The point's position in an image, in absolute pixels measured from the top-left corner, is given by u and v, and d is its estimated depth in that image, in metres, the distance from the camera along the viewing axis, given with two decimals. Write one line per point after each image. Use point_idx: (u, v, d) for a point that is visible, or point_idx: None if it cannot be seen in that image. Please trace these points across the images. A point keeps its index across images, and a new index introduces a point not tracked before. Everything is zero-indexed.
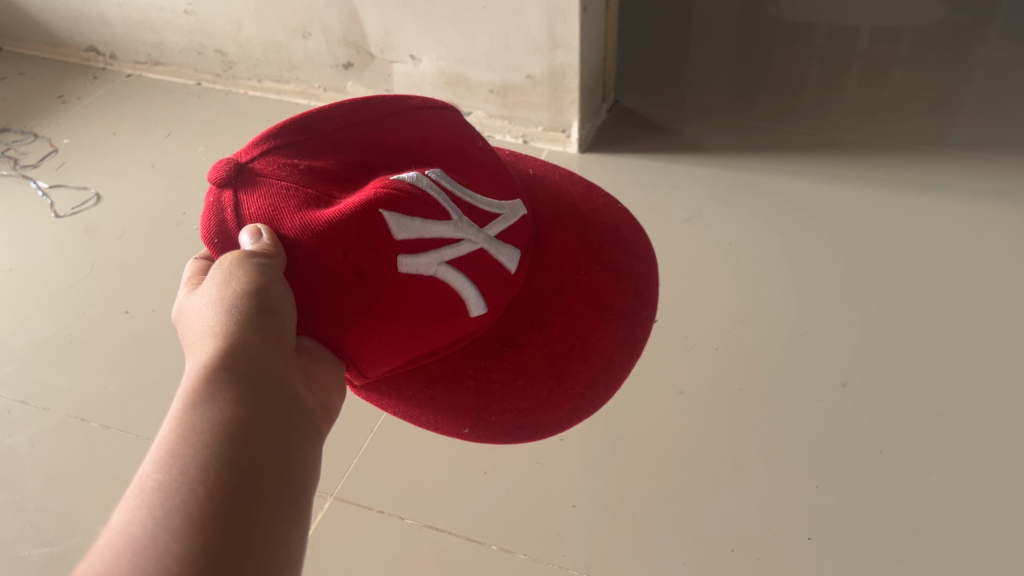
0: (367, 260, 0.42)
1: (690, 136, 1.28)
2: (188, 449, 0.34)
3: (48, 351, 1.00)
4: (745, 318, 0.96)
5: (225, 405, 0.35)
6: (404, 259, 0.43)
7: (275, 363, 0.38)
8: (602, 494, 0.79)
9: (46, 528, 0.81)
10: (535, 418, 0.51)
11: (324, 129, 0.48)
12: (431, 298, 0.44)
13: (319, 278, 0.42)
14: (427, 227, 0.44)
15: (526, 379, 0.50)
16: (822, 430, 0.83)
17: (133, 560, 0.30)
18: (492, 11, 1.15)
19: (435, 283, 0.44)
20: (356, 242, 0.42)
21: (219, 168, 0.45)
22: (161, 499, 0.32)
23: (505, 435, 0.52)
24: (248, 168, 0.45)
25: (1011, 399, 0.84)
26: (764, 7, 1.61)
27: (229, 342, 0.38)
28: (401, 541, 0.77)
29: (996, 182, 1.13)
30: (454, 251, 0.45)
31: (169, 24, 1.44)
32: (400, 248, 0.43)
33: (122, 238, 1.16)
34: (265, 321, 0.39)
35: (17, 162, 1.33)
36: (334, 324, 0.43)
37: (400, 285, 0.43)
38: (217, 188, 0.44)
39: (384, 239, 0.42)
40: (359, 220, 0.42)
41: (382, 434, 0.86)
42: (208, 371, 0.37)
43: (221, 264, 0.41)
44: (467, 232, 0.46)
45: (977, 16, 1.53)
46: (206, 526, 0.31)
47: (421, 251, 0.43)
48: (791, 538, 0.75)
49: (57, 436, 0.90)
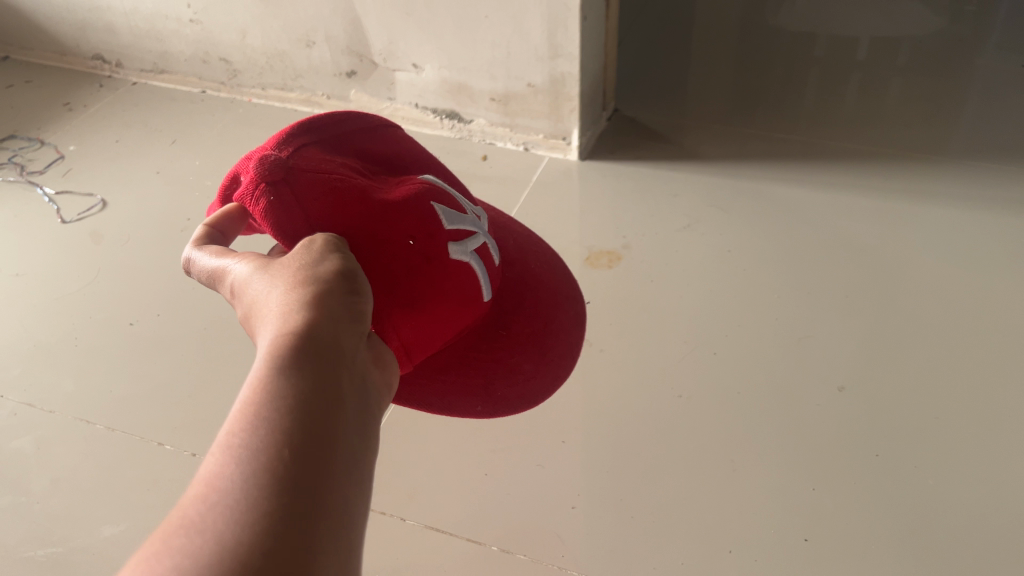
0: (428, 244, 0.49)
1: (690, 144, 1.30)
2: (272, 413, 0.35)
3: (54, 354, 1.01)
4: (743, 322, 0.97)
5: (309, 375, 0.37)
6: (453, 246, 0.50)
7: (350, 339, 0.40)
8: (602, 496, 0.80)
9: (52, 529, 0.82)
10: (532, 386, 0.57)
11: (322, 138, 0.52)
12: (465, 281, 0.51)
13: (391, 262, 0.48)
14: (461, 220, 0.52)
15: (519, 355, 0.56)
16: (820, 433, 0.84)
17: (226, 512, 0.32)
18: (494, 20, 1.16)
19: (471, 269, 0.52)
20: (418, 229, 0.49)
21: (265, 162, 0.47)
22: (247, 460, 0.33)
23: (507, 407, 0.57)
24: (291, 163, 0.48)
25: (1007, 402, 0.85)
26: (763, 18, 1.63)
27: (309, 314, 0.39)
28: (403, 542, 0.78)
29: (992, 190, 1.14)
30: (480, 240, 0.53)
31: (174, 32, 1.46)
32: (447, 236, 0.50)
33: (127, 244, 1.17)
34: (341, 299, 0.41)
35: (23, 169, 1.34)
36: (404, 305, 0.48)
37: (449, 268, 0.50)
38: (271, 180, 0.46)
39: (433, 229, 0.50)
40: (419, 210, 0.49)
41: (382, 437, 0.88)
42: (291, 340, 0.38)
43: (303, 250, 0.44)
44: (482, 226, 0.55)
45: (974, 27, 1.55)
46: (291, 489, 0.32)
47: (463, 237, 0.51)
48: (789, 539, 0.75)
49: (62, 438, 0.91)
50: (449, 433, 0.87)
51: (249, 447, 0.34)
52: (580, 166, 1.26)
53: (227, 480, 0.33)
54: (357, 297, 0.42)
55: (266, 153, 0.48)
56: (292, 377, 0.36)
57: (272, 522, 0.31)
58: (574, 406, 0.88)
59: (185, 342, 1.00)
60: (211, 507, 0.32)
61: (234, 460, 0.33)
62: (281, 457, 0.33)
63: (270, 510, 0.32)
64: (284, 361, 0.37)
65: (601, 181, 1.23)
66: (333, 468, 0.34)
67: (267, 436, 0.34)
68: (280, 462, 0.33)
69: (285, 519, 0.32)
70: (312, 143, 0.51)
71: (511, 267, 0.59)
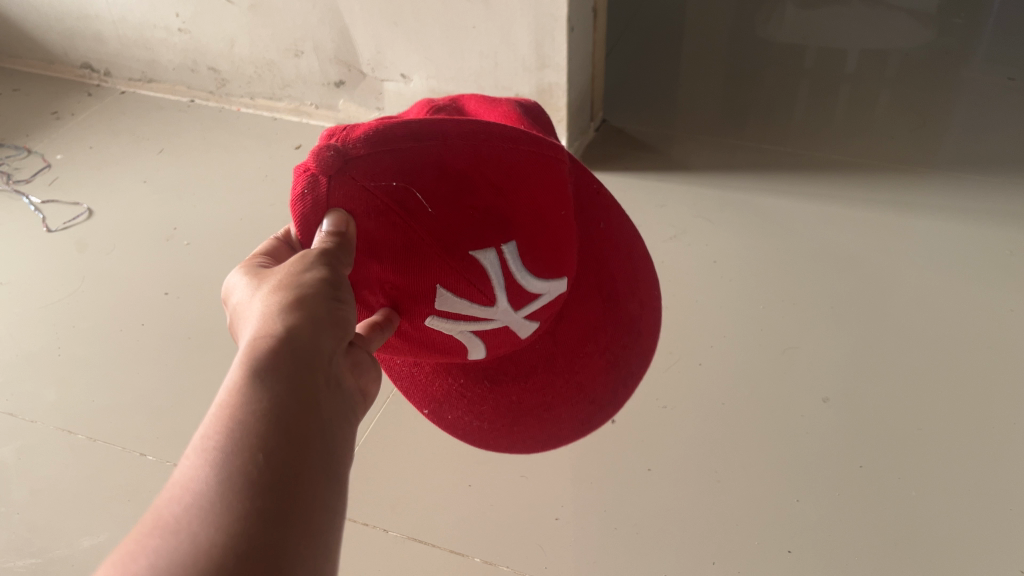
0: (405, 301, 0.45)
1: (678, 154, 1.30)
2: (231, 415, 0.31)
3: (37, 364, 1.00)
4: (729, 332, 0.97)
5: (278, 379, 0.32)
6: (432, 318, 0.46)
7: (331, 339, 0.36)
8: (586, 507, 0.80)
9: (31, 540, 0.81)
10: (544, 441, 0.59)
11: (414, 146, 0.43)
12: (444, 344, 0.49)
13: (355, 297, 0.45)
14: (470, 301, 0.46)
15: (494, 408, 0.56)
16: (805, 446, 0.84)
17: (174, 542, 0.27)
18: (481, 31, 1.17)
19: (451, 336, 0.48)
20: (410, 290, 0.45)
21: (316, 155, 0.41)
22: (199, 472, 0.29)
23: (484, 434, 0.59)
24: (337, 166, 0.41)
25: (991, 413, 0.85)
26: (752, 30, 1.64)
27: (290, 311, 0.36)
28: (384, 553, 0.78)
29: (978, 202, 1.14)
30: (479, 325, 0.48)
31: (163, 42, 1.46)
32: (433, 312, 0.46)
33: (113, 253, 1.17)
34: (320, 307, 0.36)
35: (10, 177, 1.34)
36: None
37: (424, 330, 0.47)
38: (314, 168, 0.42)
39: (417, 307, 0.45)
40: (420, 275, 0.44)
41: (365, 449, 0.87)
42: (266, 337, 0.34)
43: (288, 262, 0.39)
44: (497, 317, 0.48)
45: (962, 39, 1.56)
46: (241, 500, 0.28)
47: (452, 319, 0.47)
48: (772, 550, 0.75)
49: (45, 448, 0.90)
50: (433, 445, 0.87)
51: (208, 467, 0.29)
52: None
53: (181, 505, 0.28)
54: (341, 305, 0.37)
55: (339, 149, 0.41)
56: (261, 373, 0.32)
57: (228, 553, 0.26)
58: None
59: (169, 352, 1.00)
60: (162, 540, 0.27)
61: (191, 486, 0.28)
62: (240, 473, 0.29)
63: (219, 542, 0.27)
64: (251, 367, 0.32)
65: None
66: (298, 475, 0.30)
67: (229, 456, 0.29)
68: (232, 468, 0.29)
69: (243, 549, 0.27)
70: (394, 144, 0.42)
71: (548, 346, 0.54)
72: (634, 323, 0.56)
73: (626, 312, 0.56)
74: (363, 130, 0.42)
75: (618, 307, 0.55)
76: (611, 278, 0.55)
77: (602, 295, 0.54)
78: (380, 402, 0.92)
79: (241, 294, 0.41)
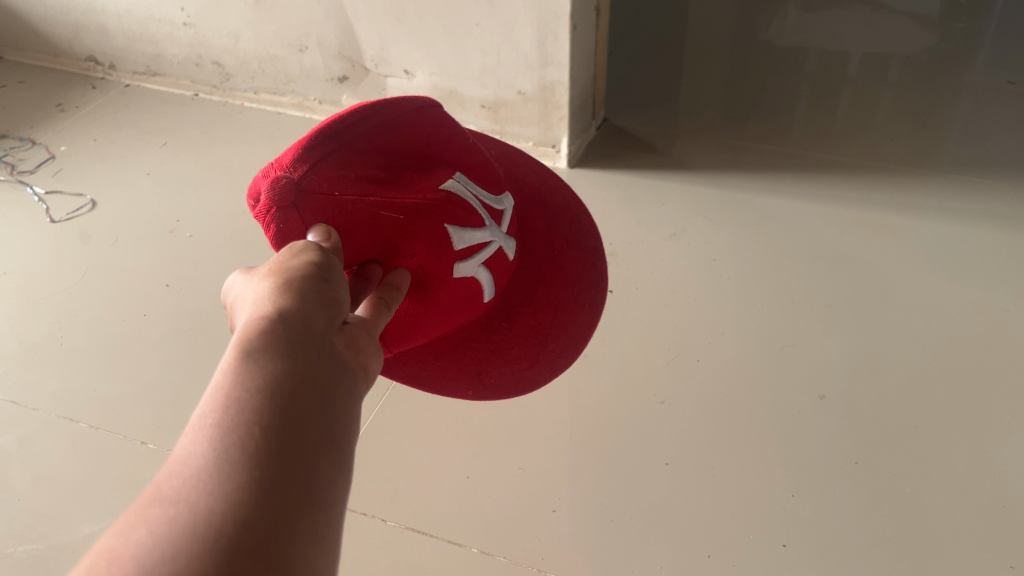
0: (429, 261, 0.45)
1: (679, 154, 1.31)
2: (222, 408, 0.27)
3: (40, 353, 1.01)
4: (727, 330, 0.97)
5: (266, 365, 0.28)
6: (459, 265, 0.47)
7: (329, 315, 0.32)
8: (583, 499, 0.80)
9: (32, 526, 0.82)
10: (570, 352, 0.59)
11: (348, 141, 0.44)
12: (467, 296, 0.50)
13: None
14: (473, 232, 0.47)
15: (523, 345, 0.55)
16: (801, 442, 0.84)
17: (146, 551, 0.23)
18: (485, 28, 1.17)
19: (473, 281, 0.49)
20: (421, 246, 0.45)
21: (273, 188, 0.41)
22: (177, 475, 0.25)
23: (521, 380, 0.58)
24: (298, 187, 0.41)
25: (986, 412, 0.86)
26: (754, 32, 1.65)
27: (283, 291, 0.32)
28: (382, 543, 0.78)
29: (977, 204, 1.15)
30: (485, 254, 0.49)
31: (168, 36, 1.47)
32: (456, 256, 0.47)
33: (116, 244, 1.18)
34: (312, 286, 0.33)
35: (14, 168, 1.34)
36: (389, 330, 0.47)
37: (449, 284, 0.47)
38: (276, 204, 0.41)
39: (443, 260, 0.46)
40: (427, 228, 0.45)
41: (363, 441, 0.88)
42: (257, 321, 0.30)
43: (280, 253, 0.36)
44: (493, 235, 0.49)
45: (963, 43, 1.57)
46: (239, 496, 0.25)
47: (467, 257, 0.48)
48: (766, 545, 0.76)
49: (46, 435, 0.91)
50: (431, 437, 0.87)
51: (190, 468, 0.25)
52: (569, 173, 1.27)
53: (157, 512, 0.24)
54: (334, 286, 0.34)
55: (290, 177, 0.42)
56: (255, 362, 0.29)
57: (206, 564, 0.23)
58: (558, 411, 0.89)
59: (171, 342, 1.01)
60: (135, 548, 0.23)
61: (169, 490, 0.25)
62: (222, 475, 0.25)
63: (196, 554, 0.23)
64: (237, 356, 0.29)
65: (590, 190, 1.23)
66: (301, 469, 0.26)
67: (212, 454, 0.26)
68: (228, 465, 0.25)
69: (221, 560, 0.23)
70: (331, 146, 0.43)
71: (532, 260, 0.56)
72: (568, 209, 0.62)
73: (557, 204, 0.61)
74: (291, 152, 0.43)
75: (549, 201, 0.61)
76: (529, 191, 0.60)
77: (533, 199, 0.59)
78: (380, 395, 0.92)
79: (231, 287, 0.37)
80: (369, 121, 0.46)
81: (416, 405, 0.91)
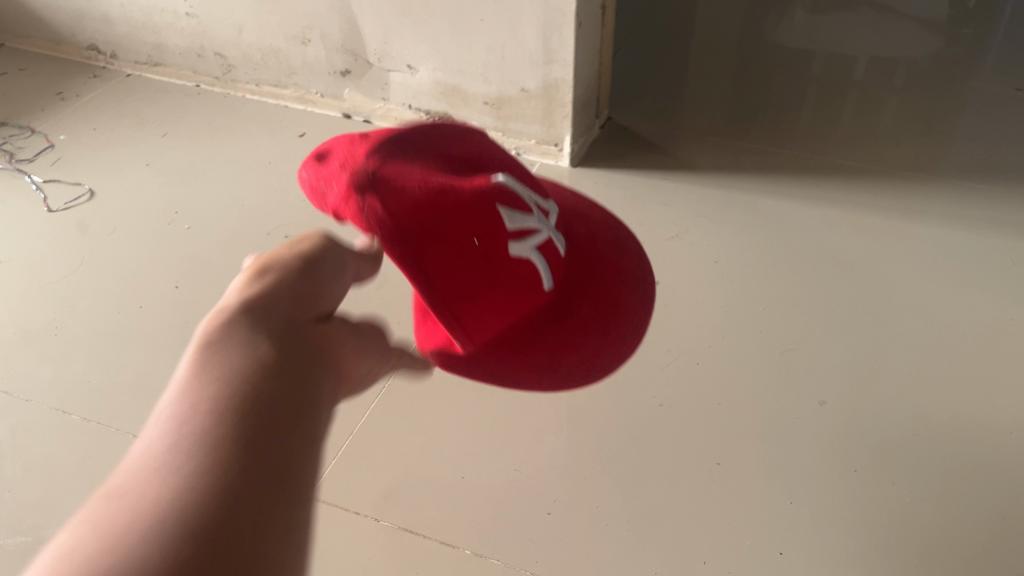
0: (488, 241, 0.54)
1: (683, 154, 1.30)
2: (199, 442, 0.34)
3: (33, 343, 1.00)
4: (727, 333, 0.97)
5: (236, 417, 0.36)
6: (513, 245, 0.55)
7: (295, 377, 0.41)
8: (579, 502, 0.80)
9: (22, 518, 0.81)
10: (621, 338, 0.67)
11: (405, 156, 0.56)
12: (527, 275, 0.57)
13: (445, 255, 0.53)
14: (521, 220, 0.56)
15: (575, 335, 0.64)
16: (799, 449, 0.83)
17: (131, 548, 0.29)
18: (489, 24, 1.16)
19: (529, 263, 0.57)
20: (483, 228, 0.53)
21: (357, 189, 0.53)
22: (154, 485, 0.32)
23: (583, 375, 0.66)
24: (376, 186, 0.53)
25: (986, 421, 0.85)
26: (760, 33, 1.64)
27: (258, 352, 0.41)
28: (373, 541, 0.77)
29: (981, 211, 1.14)
30: (536, 239, 0.57)
31: (170, 26, 1.46)
32: (510, 236, 0.55)
33: (114, 235, 1.17)
34: (281, 359, 0.41)
35: (13, 156, 1.34)
36: (464, 301, 0.54)
37: (511, 266, 0.56)
38: (361, 201, 0.53)
39: (504, 242, 0.54)
40: (485, 210, 0.53)
41: (356, 440, 0.87)
42: (231, 383, 0.38)
43: (257, 317, 0.45)
44: (541, 225, 0.58)
45: (970, 49, 1.55)
46: (215, 507, 0.32)
47: (522, 240, 0.56)
48: (763, 551, 0.75)
49: (39, 426, 0.90)
50: (426, 436, 0.86)
51: (169, 481, 0.32)
52: (572, 171, 1.26)
53: (139, 517, 0.31)
54: (295, 356, 0.43)
55: (365, 180, 0.53)
56: (225, 417, 0.36)
57: (193, 556, 0.30)
58: (555, 412, 0.88)
59: (168, 335, 1.00)
60: (113, 542, 0.30)
61: (155, 495, 0.32)
62: (206, 488, 0.32)
63: (189, 548, 0.30)
64: (212, 406, 0.36)
65: (592, 189, 1.22)
66: (269, 502, 0.33)
67: (189, 475, 0.33)
68: (196, 488, 0.32)
69: (204, 551, 0.30)
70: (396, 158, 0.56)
71: (576, 266, 0.67)
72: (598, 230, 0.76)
73: (599, 224, 0.76)
74: (366, 161, 0.56)
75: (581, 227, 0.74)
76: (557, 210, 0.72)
77: (573, 216, 0.73)
78: (374, 393, 0.91)
79: (205, 329, 0.44)
80: (417, 142, 0.59)
81: (412, 404, 0.90)
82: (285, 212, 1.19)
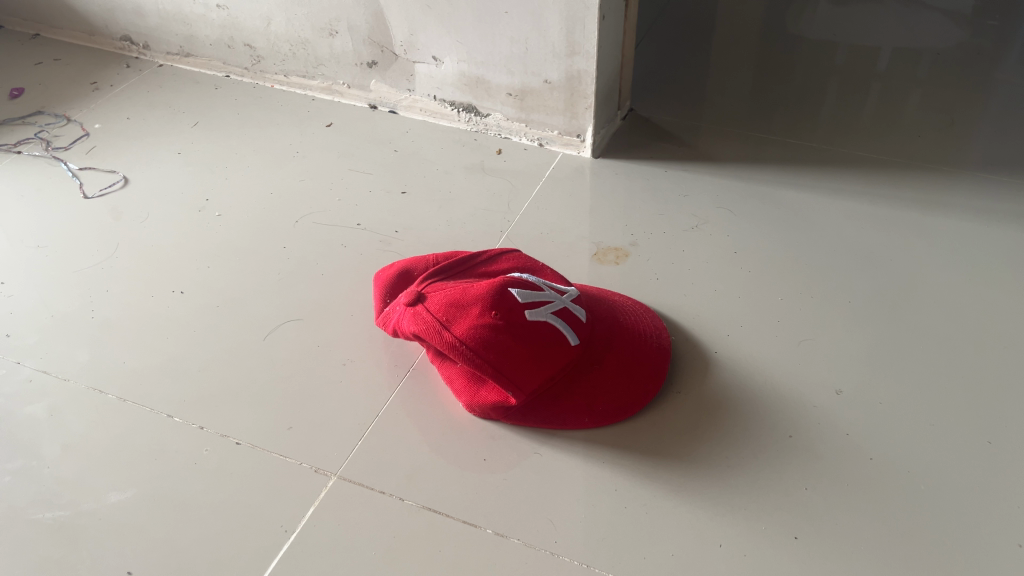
0: (510, 316, 0.80)
1: (704, 145, 1.31)
2: None
3: (70, 324, 1.04)
4: (746, 323, 0.98)
5: None
6: (532, 314, 0.81)
7: None
8: (597, 486, 0.82)
9: (59, 493, 0.84)
10: (647, 373, 0.89)
11: (446, 283, 0.86)
12: (551, 336, 0.82)
13: (490, 340, 0.79)
14: (533, 294, 0.83)
15: (607, 378, 0.87)
16: (816, 437, 0.85)
17: None
18: (514, 16, 1.18)
19: (551, 324, 0.82)
20: (505, 311, 0.80)
21: (417, 308, 0.83)
22: None
23: (625, 405, 0.86)
24: (429, 303, 0.83)
25: (1003, 412, 0.86)
26: (784, 25, 1.64)
27: None
28: (397, 520, 0.79)
29: (1003, 204, 1.14)
30: (550, 308, 0.83)
31: (201, 17, 1.49)
32: (526, 309, 0.81)
33: (147, 221, 1.20)
34: None
35: (49, 144, 1.37)
36: (514, 369, 0.80)
37: (539, 329, 0.81)
38: (421, 314, 0.83)
39: (520, 312, 0.81)
40: (503, 299, 0.80)
41: (382, 422, 0.89)
42: None
43: None
44: (552, 298, 0.84)
45: (997, 41, 1.55)
46: None
47: (538, 309, 0.82)
48: (778, 536, 0.77)
49: (76, 406, 0.93)
50: (450, 419, 0.89)
51: None
52: (593, 163, 1.28)
53: None
54: None
55: (421, 302, 0.84)
56: None
57: None
58: None
59: (201, 320, 1.03)
60: None
61: None
62: None
63: None
64: None
65: (613, 180, 1.24)
66: None
67: None
68: None
69: None
70: (440, 283, 0.86)
71: (602, 326, 0.90)
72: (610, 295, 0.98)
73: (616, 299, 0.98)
74: (418, 292, 0.85)
75: (605, 300, 0.96)
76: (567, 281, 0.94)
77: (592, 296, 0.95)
78: (397, 382, 0.94)
79: None
80: (450, 275, 0.88)
81: (435, 391, 0.92)
82: (312, 201, 1.22)
